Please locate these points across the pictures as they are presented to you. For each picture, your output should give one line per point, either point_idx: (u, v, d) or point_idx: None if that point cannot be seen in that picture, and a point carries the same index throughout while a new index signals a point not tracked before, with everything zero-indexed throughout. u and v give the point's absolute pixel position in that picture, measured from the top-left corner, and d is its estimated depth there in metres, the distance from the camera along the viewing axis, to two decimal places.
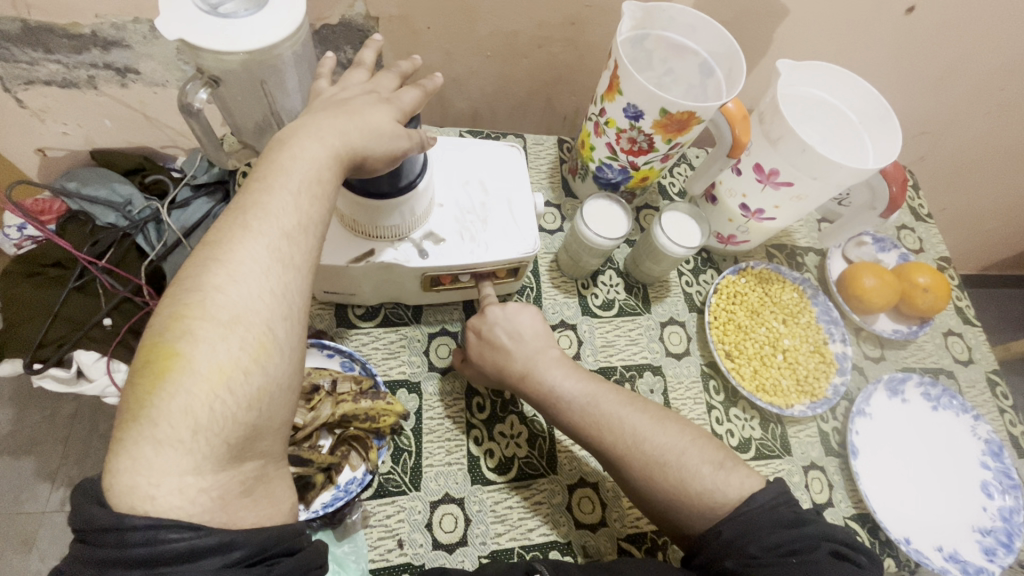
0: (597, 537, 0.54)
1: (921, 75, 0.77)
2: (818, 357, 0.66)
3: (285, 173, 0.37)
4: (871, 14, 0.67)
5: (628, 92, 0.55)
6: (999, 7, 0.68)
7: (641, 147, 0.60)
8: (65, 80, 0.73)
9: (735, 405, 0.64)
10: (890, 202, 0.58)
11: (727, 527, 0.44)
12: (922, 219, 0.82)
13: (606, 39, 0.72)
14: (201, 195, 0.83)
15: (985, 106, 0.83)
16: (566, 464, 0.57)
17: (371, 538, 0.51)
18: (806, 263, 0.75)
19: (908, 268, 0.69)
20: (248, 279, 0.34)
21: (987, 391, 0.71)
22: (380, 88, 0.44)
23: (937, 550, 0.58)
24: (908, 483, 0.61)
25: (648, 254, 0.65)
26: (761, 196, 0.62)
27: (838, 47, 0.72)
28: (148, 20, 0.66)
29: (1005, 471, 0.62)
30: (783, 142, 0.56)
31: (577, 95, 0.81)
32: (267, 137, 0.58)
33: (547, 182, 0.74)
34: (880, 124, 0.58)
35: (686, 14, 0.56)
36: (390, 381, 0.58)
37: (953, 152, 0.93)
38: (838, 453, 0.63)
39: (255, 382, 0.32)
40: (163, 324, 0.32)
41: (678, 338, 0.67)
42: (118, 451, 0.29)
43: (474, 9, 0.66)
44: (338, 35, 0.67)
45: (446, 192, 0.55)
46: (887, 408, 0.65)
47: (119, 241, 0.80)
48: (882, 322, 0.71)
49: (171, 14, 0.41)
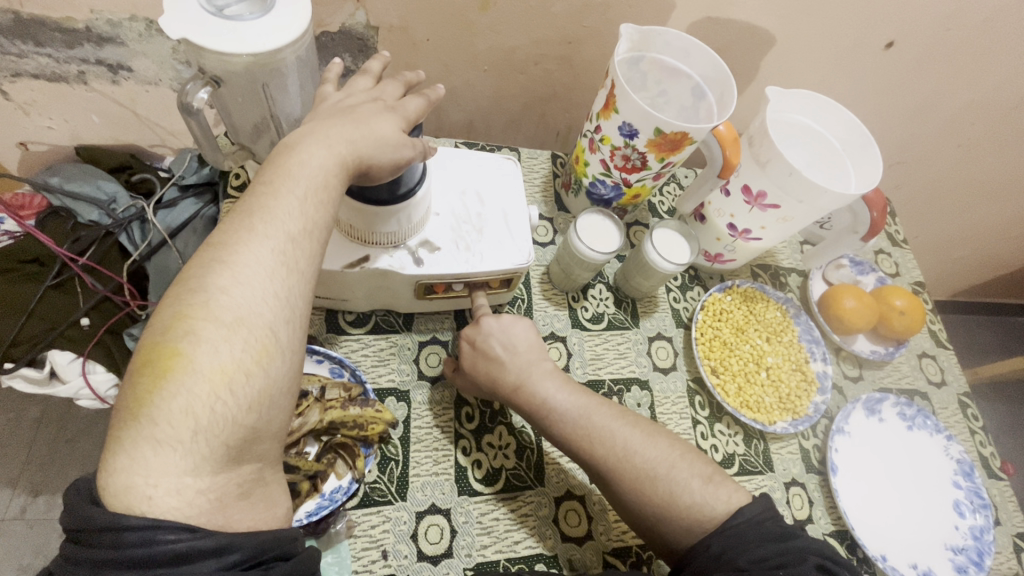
0: (583, 550, 0.54)
1: (897, 108, 0.80)
2: (800, 375, 0.67)
3: (292, 179, 0.37)
4: (852, 47, 0.71)
5: (624, 111, 0.56)
6: (972, 48, 0.71)
7: (635, 164, 0.61)
8: (53, 74, 0.72)
9: (720, 420, 0.65)
10: (871, 227, 0.60)
11: (716, 542, 0.44)
12: (898, 245, 0.85)
13: (600, 60, 0.73)
14: (190, 196, 0.83)
15: (956, 140, 0.87)
16: (553, 476, 0.57)
17: (355, 548, 0.50)
18: (789, 284, 0.77)
19: (885, 292, 0.72)
20: (254, 281, 0.34)
21: (959, 412, 0.73)
22: (384, 96, 0.45)
23: (912, 567, 0.59)
24: (887, 501, 0.63)
25: (639, 270, 0.66)
26: (749, 217, 0.63)
27: (822, 77, 0.75)
28: (145, 19, 0.65)
29: (975, 490, 0.64)
30: (771, 164, 0.57)
31: (570, 113, 0.83)
32: (264, 139, 0.57)
33: (540, 195, 0.75)
34: (862, 152, 0.60)
35: (681, 39, 0.58)
36: (379, 389, 0.58)
37: (926, 183, 0.97)
38: (819, 470, 0.65)
39: (256, 385, 0.32)
40: (165, 324, 0.32)
41: (665, 352, 0.68)
42: (115, 450, 0.29)
43: (474, 25, 0.67)
44: (337, 43, 0.68)
45: (443, 200, 0.55)
46: (865, 427, 0.66)
47: (100, 239, 0.80)
48: (860, 343, 0.73)
49: (176, 13, 0.41)
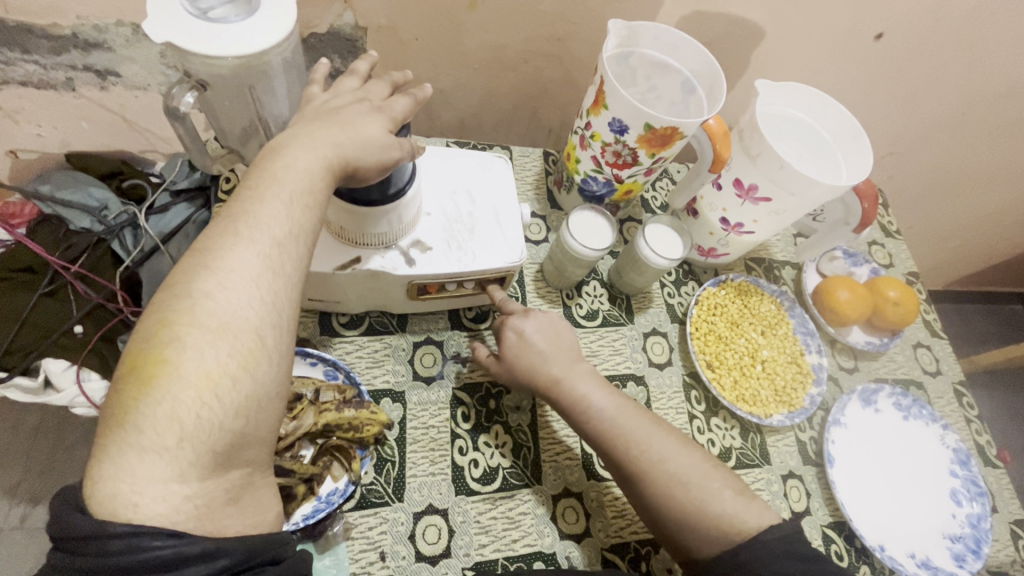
0: (581, 547, 0.54)
1: (889, 98, 0.80)
2: (795, 367, 0.68)
3: (277, 183, 0.37)
4: (842, 38, 0.70)
5: (614, 107, 0.56)
6: (961, 36, 0.71)
7: (626, 160, 0.61)
8: (41, 81, 0.72)
9: (716, 414, 0.65)
10: (862, 218, 0.61)
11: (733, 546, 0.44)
12: (891, 235, 0.85)
13: (590, 55, 0.73)
14: (181, 201, 0.83)
15: (948, 129, 0.87)
16: (550, 473, 0.57)
17: (352, 550, 0.50)
18: (783, 276, 0.77)
19: (878, 282, 0.72)
20: (238, 287, 0.34)
21: (955, 402, 0.73)
22: (371, 96, 0.45)
23: (910, 557, 0.59)
24: (885, 490, 0.63)
25: (632, 266, 0.66)
26: (741, 211, 0.63)
27: (811, 69, 0.75)
28: (132, 23, 0.65)
29: (972, 479, 0.64)
30: (761, 158, 0.58)
31: (562, 110, 0.83)
32: (253, 142, 0.57)
33: (532, 193, 0.75)
34: (853, 144, 0.60)
35: (670, 34, 0.58)
36: (375, 390, 0.58)
37: (920, 172, 0.97)
38: (816, 462, 0.65)
39: (242, 390, 0.32)
40: (151, 331, 0.31)
41: (660, 348, 0.68)
42: (101, 457, 0.29)
43: (462, 24, 0.67)
44: (325, 44, 0.67)
45: (434, 201, 0.55)
46: (862, 418, 0.67)
47: (93, 245, 0.81)
48: (855, 334, 0.73)
49: (160, 17, 0.40)
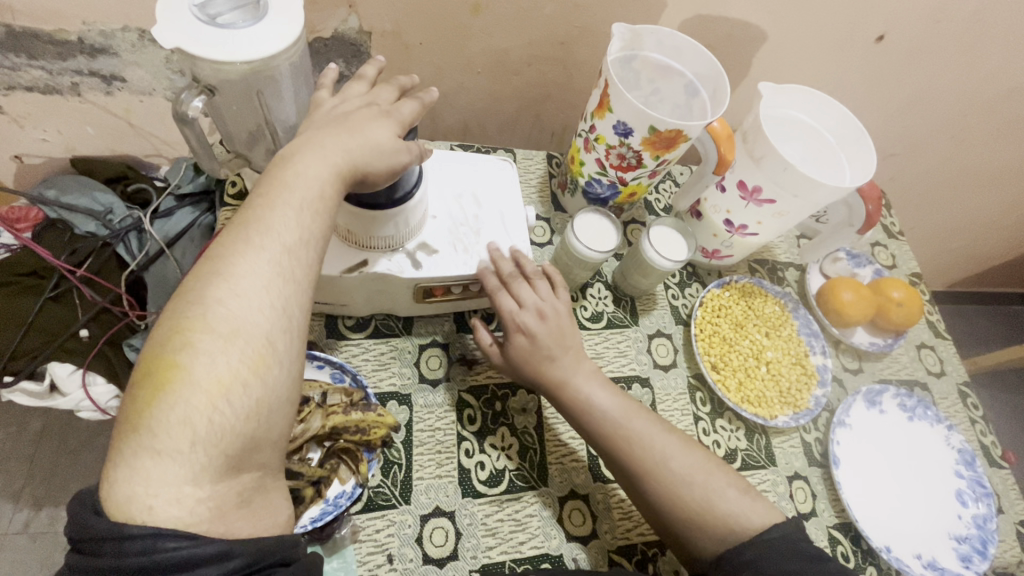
0: (588, 549, 0.54)
1: (891, 100, 0.81)
2: (799, 368, 0.68)
3: (287, 189, 0.37)
4: (844, 40, 0.71)
5: (618, 110, 0.57)
6: (963, 38, 0.72)
7: (630, 163, 0.61)
8: (47, 86, 0.72)
9: (721, 416, 0.65)
10: (866, 219, 0.61)
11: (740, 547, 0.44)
12: (894, 237, 0.86)
13: (594, 59, 0.74)
14: (186, 205, 0.84)
15: (949, 130, 0.88)
16: (556, 475, 0.57)
17: (360, 553, 0.50)
18: (787, 278, 0.78)
19: (882, 283, 0.72)
20: (250, 292, 0.34)
21: (959, 403, 0.73)
22: (379, 100, 0.45)
23: (916, 558, 0.59)
24: (891, 491, 0.63)
25: (636, 268, 0.66)
26: (745, 212, 0.64)
27: (814, 71, 0.75)
28: (138, 29, 0.65)
29: (977, 480, 0.64)
30: (765, 160, 0.58)
31: (565, 113, 0.83)
32: (260, 147, 0.57)
33: (536, 196, 0.75)
34: (856, 146, 0.60)
35: (674, 37, 0.58)
36: (381, 393, 0.58)
37: (922, 174, 0.97)
38: (821, 463, 0.65)
39: (254, 395, 0.32)
40: (164, 336, 0.32)
41: (665, 350, 0.68)
42: (116, 461, 0.29)
43: (466, 28, 0.67)
44: (330, 48, 0.67)
45: (439, 204, 0.55)
46: (867, 419, 0.67)
47: (97, 250, 0.81)
48: (859, 335, 0.73)
49: (170, 23, 0.41)
